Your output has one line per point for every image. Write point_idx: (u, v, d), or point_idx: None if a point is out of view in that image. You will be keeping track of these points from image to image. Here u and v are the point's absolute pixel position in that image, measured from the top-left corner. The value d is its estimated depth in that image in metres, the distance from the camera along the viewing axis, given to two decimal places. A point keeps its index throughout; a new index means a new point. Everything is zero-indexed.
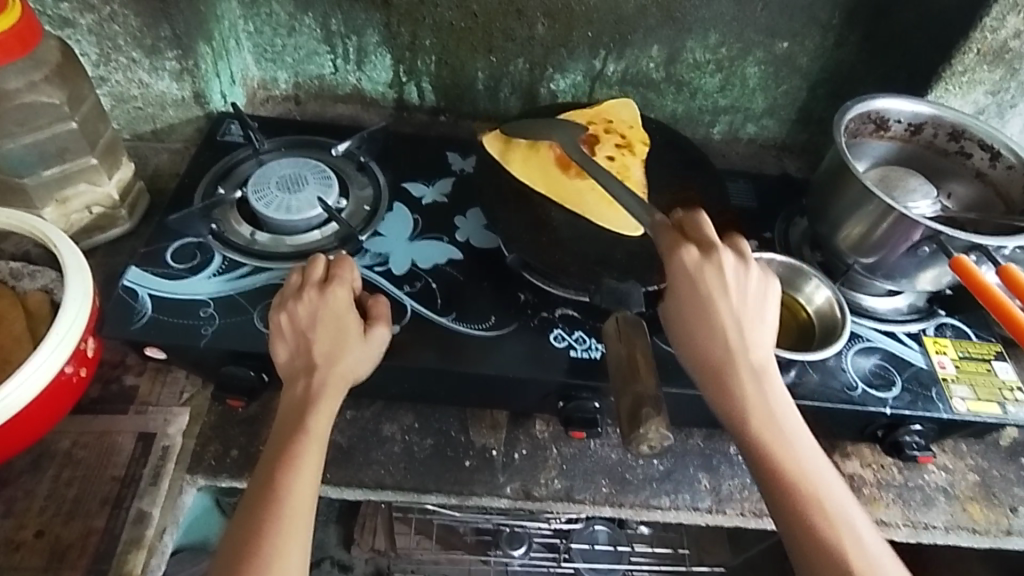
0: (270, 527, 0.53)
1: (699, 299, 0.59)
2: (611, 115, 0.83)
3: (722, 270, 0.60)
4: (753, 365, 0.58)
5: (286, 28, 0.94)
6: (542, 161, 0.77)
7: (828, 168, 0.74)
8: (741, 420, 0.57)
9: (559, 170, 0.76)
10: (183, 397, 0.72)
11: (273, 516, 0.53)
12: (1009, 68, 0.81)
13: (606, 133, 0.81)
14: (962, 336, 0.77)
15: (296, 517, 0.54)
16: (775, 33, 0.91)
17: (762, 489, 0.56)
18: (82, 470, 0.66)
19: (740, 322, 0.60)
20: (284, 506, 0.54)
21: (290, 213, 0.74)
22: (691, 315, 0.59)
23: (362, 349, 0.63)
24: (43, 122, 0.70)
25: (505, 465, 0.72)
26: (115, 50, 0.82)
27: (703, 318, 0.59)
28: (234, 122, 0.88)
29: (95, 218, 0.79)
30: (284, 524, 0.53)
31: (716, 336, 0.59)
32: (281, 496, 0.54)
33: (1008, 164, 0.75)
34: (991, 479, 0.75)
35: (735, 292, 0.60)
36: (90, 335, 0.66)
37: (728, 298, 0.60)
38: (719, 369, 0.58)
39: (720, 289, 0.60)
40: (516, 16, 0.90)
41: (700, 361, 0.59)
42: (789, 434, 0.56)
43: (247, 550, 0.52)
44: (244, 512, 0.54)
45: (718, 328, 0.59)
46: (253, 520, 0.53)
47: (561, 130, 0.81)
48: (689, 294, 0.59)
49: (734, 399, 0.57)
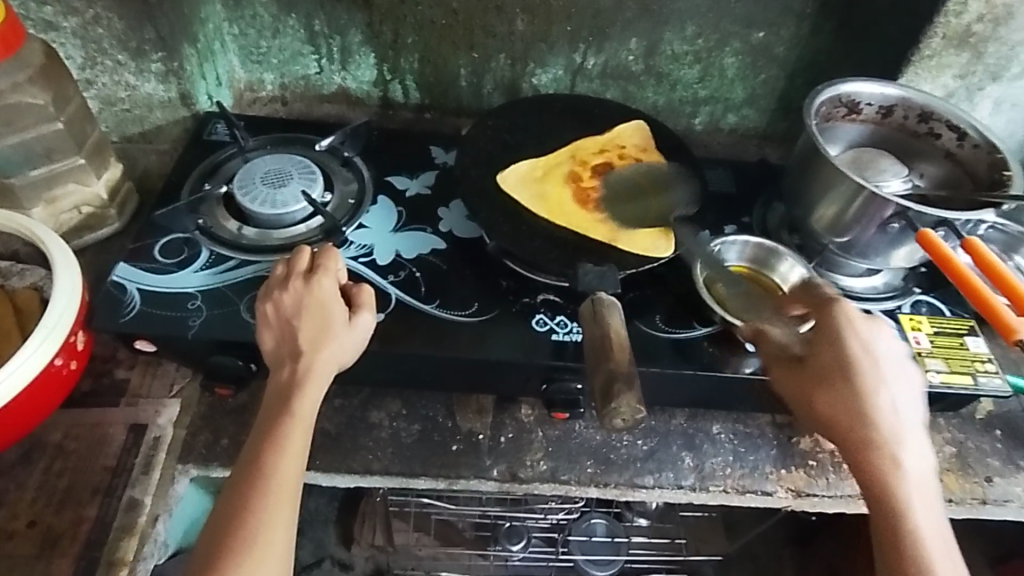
0: (255, 504, 0.55)
1: (839, 361, 0.59)
2: (623, 141, 0.84)
3: (865, 335, 0.60)
4: (899, 428, 0.57)
5: (271, 29, 0.96)
6: (565, 193, 0.77)
7: (800, 151, 0.76)
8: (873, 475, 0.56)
9: (579, 203, 0.77)
10: (173, 389, 0.73)
11: (258, 492, 0.56)
12: (975, 51, 0.83)
13: (621, 158, 0.82)
14: (937, 312, 0.79)
15: (281, 497, 0.56)
16: (750, 23, 0.93)
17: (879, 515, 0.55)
18: (73, 461, 0.68)
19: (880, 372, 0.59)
20: (270, 486, 0.56)
21: (276, 207, 0.76)
22: (822, 375, 0.59)
23: (346, 335, 0.64)
24: (29, 122, 0.71)
25: (491, 448, 0.73)
26: (100, 53, 0.84)
27: (847, 383, 0.58)
28: (220, 122, 0.90)
29: (84, 218, 0.81)
30: (269, 502, 0.56)
31: (860, 396, 0.58)
32: (267, 475, 0.56)
33: (974, 144, 0.77)
34: (967, 451, 0.77)
35: (880, 356, 0.60)
36: (79, 328, 0.67)
37: (874, 360, 0.59)
38: (867, 423, 0.57)
39: (865, 355, 0.59)
40: (495, 12, 0.92)
41: (832, 419, 0.58)
42: (917, 491, 0.56)
43: (235, 526, 0.54)
44: (231, 488, 0.57)
45: (865, 392, 0.58)
46: (238, 497, 0.56)
47: (575, 162, 0.81)
48: (831, 358, 0.59)
49: (872, 447, 0.57)
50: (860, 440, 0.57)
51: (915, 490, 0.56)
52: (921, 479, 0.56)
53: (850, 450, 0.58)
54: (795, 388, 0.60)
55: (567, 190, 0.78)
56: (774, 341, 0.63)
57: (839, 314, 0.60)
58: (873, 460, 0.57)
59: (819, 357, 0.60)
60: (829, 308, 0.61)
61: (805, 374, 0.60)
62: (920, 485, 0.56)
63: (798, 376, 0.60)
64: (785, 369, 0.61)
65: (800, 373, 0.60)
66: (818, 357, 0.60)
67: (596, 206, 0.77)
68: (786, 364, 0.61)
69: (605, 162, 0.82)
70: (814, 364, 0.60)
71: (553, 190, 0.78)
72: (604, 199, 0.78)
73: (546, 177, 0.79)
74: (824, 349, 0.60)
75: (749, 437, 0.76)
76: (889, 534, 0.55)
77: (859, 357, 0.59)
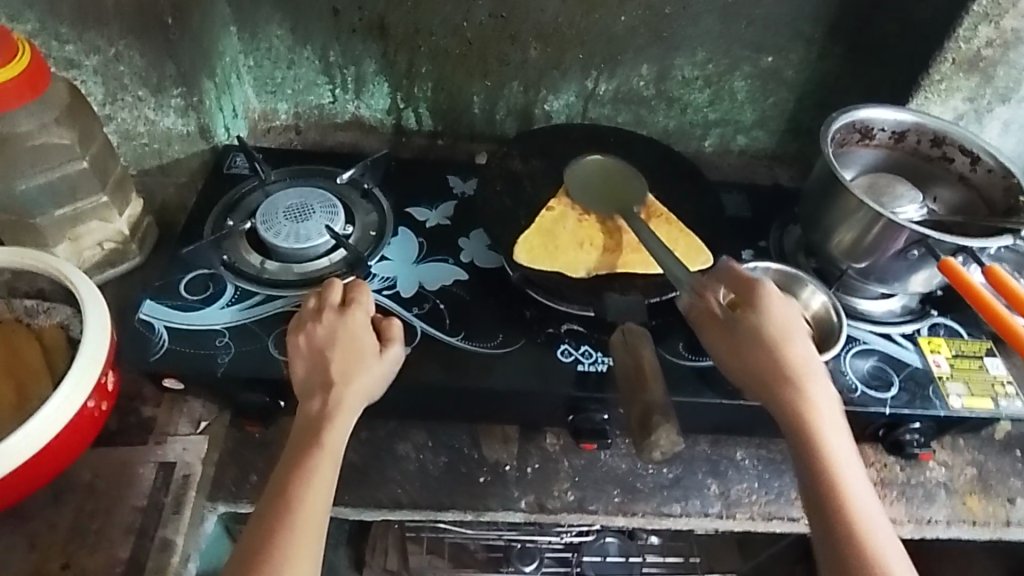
0: (280, 537, 0.55)
1: (763, 350, 0.61)
2: (628, 193, 0.81)
3: (788, 307, 0.63)
4: (829, 420, 0.59)
5: (286, 60, 0.97)
6: (573, 254, 0.74)
7: (818, 177, 0.77)
8: (821, 470, 0.57)
9: (580, 246, 0.75)
10: (200, 425, 0.73)
11: (282, 525, 0.56)
12: (984, 75, 0.85)
13: (614, 195, 0.81)
14: (954, 335, 0.80)
15: (307, 530, 0.56)
16: (760, 48, 0.95)
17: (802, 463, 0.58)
18: (104, 501, 0.67)
19: (776, 334, 0.61)
20: (296, 518, 0.56)
21: (299, 241, 0.76)
22: (730, 339, 0.62)
23: (376, 367, 0.65)
24: (55, 162, 0.72)
25: (518, 479, 0.73)
26: (120, 89, 0.83)
27: (782, 386, 0.60)
28: (240, 155, 0.90)
29: (107, 253, 0.81)
30: (295, 535, 0.56)
31: (803, 394, 0.60)
32: (292, 508, 0.57)
33: (988, 168, 0.77)
34: (988, 473, 0.78)
35: (805, 348, 0.62)
36: (110, 368, 0.67)
37: (792, 334, 0.62)
38: (789, 382, 0.60)
39: (789, 325, 0.62)
40: (509, 41, 0.94)
41: (761, 378, 0.60)
42: (857, 484, 0.57)
43: (260, 558, 0.54)
44: (257, 520, 0.57)
45: (772, 350, 0.61)
46: (264, 529, 0.56)
47: (583, 198, 0.80)
48: (762, 362, 0.61)
49: (800, 405, 0.59)
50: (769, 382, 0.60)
51: (857, 487, 0.57)
52: (846, 446, 0.59)
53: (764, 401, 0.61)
54: (733, 349, 0.62)
55: (581, 256, 0.74)
56: (714, 313, 0.64)
57: (769, 290, 0.64)
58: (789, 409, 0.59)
59: (774, 328, 0.62)
60: (762, 286, 0.64)
61: (735, 341, 0.62)
62: (856, 476, 0.57)
63: (717, 350, 0.63)
64: (713, 333, 0.63)
65: (736, 336, 0.62)
66: (740, 325, 0.62)
67: (580, 244, 0.75)
68: (706, 340, 0.64)
69: (605, 201, 0.80)
70: (732, 329, 0.62)
71: (582, 252, 0.75)
72: (593, 236, 0.76)
73: (581, 242, 0.75)
74: (748, 317, 0.62)
75: (773, 462, 0.77)
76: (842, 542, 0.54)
77: (779, 326, 0.62)
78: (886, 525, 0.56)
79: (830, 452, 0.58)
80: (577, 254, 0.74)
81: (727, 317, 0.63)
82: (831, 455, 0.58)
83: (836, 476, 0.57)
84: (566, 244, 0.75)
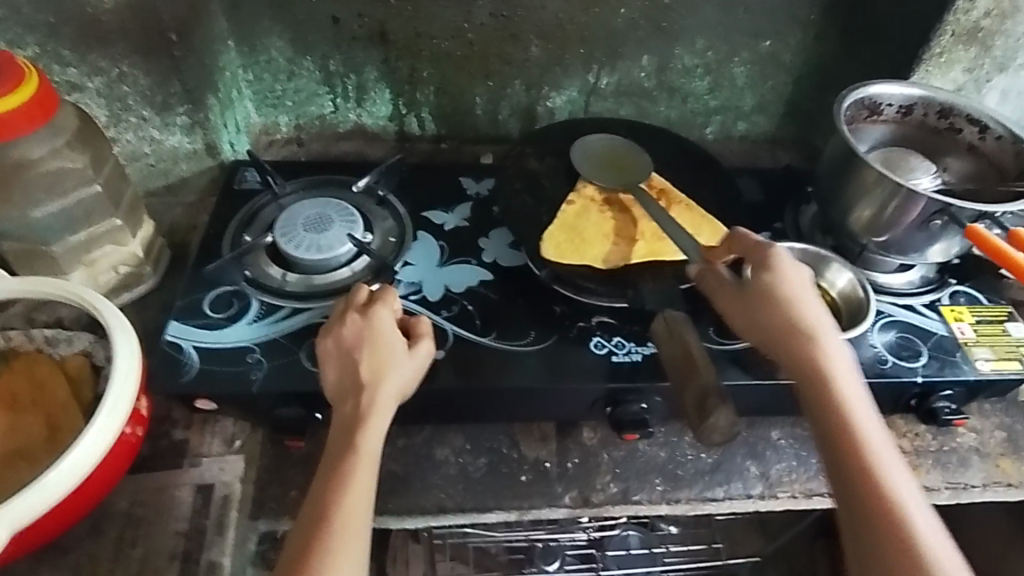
0: (319, 546, 0.54)
1: (771, 306, 0.61)
2: (644, 174, 0.81)
3: (799, 268, 0.63)
4: (842, 370, 0.58)
5: (286, 73, 0.96)
6: (601, 246, 0.75)
7: (832, 155, 0.77)
8: (833, 415, 0.56)
9: (606, 236, 0.75)
10: (235, 443, 0.72)
11: (321, 533, 0.55)
12: (983, 46, 0.87)
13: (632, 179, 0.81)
14: (975, 301, 0.81)
15: (346, 537, 0.55)
16: (758, 33, 0.95)
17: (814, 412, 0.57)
18: (144, 528, 0.66)
19: (788, 291, 0.62)
20: (334, 525, 0.55)
21: (321, 251, 0.76)
22: (741, 299, 0.63)
23: (407, 363, 0.64)
24: (69, 188, 0.70)
25: (560, 475, 0.73)
26: (125, 110, 0.83)
27: (792, 338, 0.60)
28: (250, 168, 0.89)
29: (122, 277, 0.79)
30: (333, 542, 0.54)
31: (814, 344, 0.59)
32: (330, 517, 0.55)
33: (997, 136, 0.79)
34: (1017, 434, 0.79)
35: (816, 303, 0.62)
36: (142, 394, 0.66)
37: (803, 290, 0.62)
38: (800, 334, 0.60)
39: (801, 284, 0.62)
40: (511, 40, 0.94)
41: (773, 330, 0.61)
42: (874, 431, 0.55)
43: (301, 569, 0.53)
44: (298, 531, 0.56)
45: (782, 304, 0.61)
46: (304, 540, 0.55)
47: (602, 186, 0.80)
48: (770, 318, 0.61)
49: (812, 355, 0.59)
50: (779, 336, 0.60)
51: (875, 435, 0.55)
52: (863, 395, 0.58)
53: (778, 356, 0.61)
54: (741, 308, 0.63)
55: (609, 247, 0.75)
56: (723, 279, 0.65)
57: (777, 250, 0.64)
58: (802, 360, 0.59)
59: (784, 286, 0.62)
60: (773, 247, 0.65)
61: (746, 301, 0.63)
62: (871, 421, 0.56)
63: (729, 311, 0.64)
64: (726, 297, 0.64)
65: (746, 295, 0.63)
66: (751, 285, 0.63)
67: (606, 235, 0.76)
68: (720, 304, 0.65)
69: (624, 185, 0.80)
70: (744, 289, 0.63)
71: (609, 242, 0.75)
72: (618, 225, 0.76)
73: (607, 233, 0.76)
74: (758, 277, 0.63)
75: (808, 440, 0.77)
76: (853, 483, 0.53)
77: (790, 283, 0.62)
78: (908, 475, 0.53)
79: (842, 400, 0.56)
80: (606, 246, 0.75)
81: (740, 281, 0.64)
82: (842, 401, 0.56)
83: (850, 421, 0.55)
84: (592, 236, 0.75)
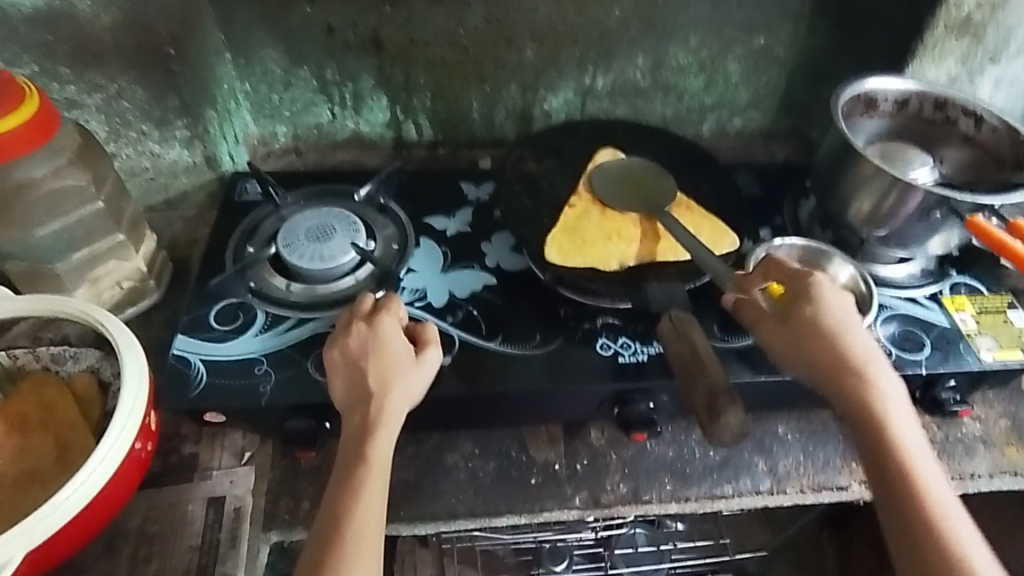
0: (333, 558, 0.54)
1: (819, 339, 0.62)
2: (642, 177, 0.82)
3: (841, 298, 0.64)
4: (894, 405, 0.60)
5: (282, 83, 0.96)
6: (604, 246, 0.75)
7: (829, 151, 0.78)
8: (890, 453, 0.58)
9: (608, 237, 0.76)
10: (244, 456, 0.72)
11: (335, 545, 0.55)
12: (975, 37, 0.88)
13: (630, 182, 0.82)
14: (976, 291, 0.82)
15: (360, 549, 0.55)
16: (751, 30, 0.96)
17: (869, 450, 0.59)
18: (157, 544, 0.66)
19: (835, 325, 0.62)
20: (347, 537, 0.55)
21: (325, 261, 0.76)
22: (787, 333, 0.63)
23: (415, 372, 0.64)
24: (71, 206, 0.71)
25: (570, 477, 0.74)
26: (124, 125, 0.83)
27: (843, 373, 0.61)
28: (249, 182, 0.90)
29: (126, 292, 0.79)
30: (347, 554, 0.55)
31: (864, 379, 0.61)
32: (343, 529, 0.56)
33: (993, 126, 0.79)
34: (1021, 421, 0.79)
35: (860, 333, 0.63)
36: (151, 410, 0.66)
37: (849, 322, 0.63)
38: (850, 370, 0.61)
39: (845, 315, 0.63)
40: (505, 44, 0.94)
41: (822, 365, 0.61)
42: (925, 465, 0.58)
43: None
44: (312, 544, 0.56)
45: (831, 340, 0.62)
46: (318, 552, 0.55)
47: (601, 189, 0.81)
48: (818, 351, 0.62)
49: (864, 391, 0.60)
50: (830, 372, 0.61)
51: (928, 469, 0.58)
52: (914, 427, 0.60)
53: (825, 389, 0.62)
54: (786, 341, 0.63)
55: (612, 247, 0.75)
56: (762, 309, 0.65)
57: (820, 280, 0.65)
58: (854, 397, 0.60)
59: (831, 320, 0.62)
60: (814, 277, 0.65)
61: (792, 335, 0.63)
62: (924, 456, 0.59)
63: (771, 342, 0.64)
64: (768, 328, 0.64)
65: (793, 330, 0.63)
66: (796, 319, 0.63)
67: (608, 235, 0.76)
68: (760, 334, 0.65)
69: (623, 188, 0.81)
70: (790, 323, 0.63)
71: (612, 242, 0.75)
72: (620, 226, 0.77)
73: (609, 233, 0.76)
74: (802, 310, 0.63)
75: (815, 434, 0.78)
76: (913, 522, 0.55)
77: (836, 317, 0.63)
78: (959, 507, 0.57)
79: (895, 436, 0.59)
80: (609, 247, 0.75)
81: (782, 313, 0.64)
82: (896, 438, 0.59)
83: (906, 459, 0.58)
84: (594, 236, 0.76)
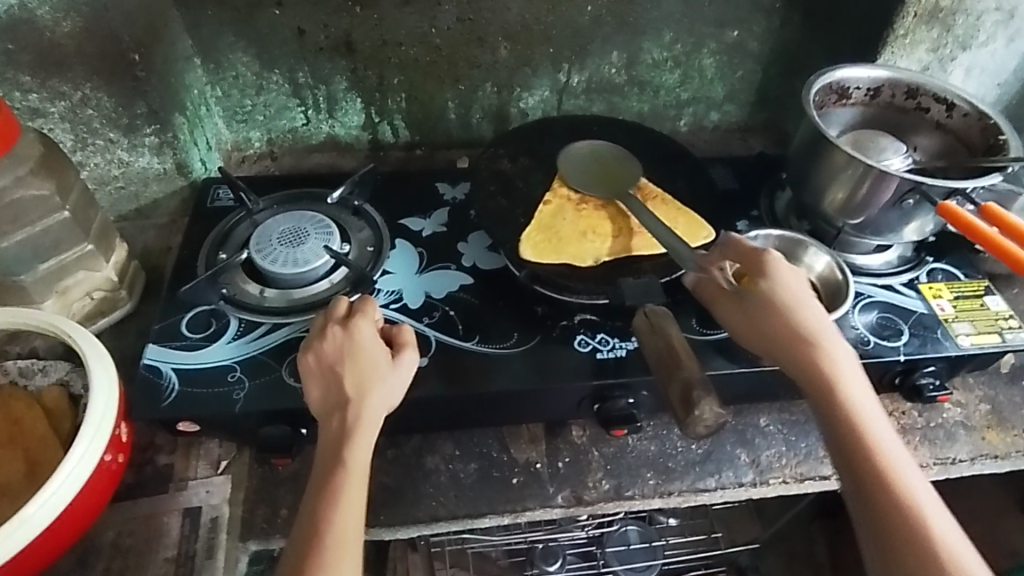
0: (312, 565, 0.53)
1: (772, 315, 0.61)
2: (617, 175, 0.82)
3: (795, 274, 0.63)
4: (848, 374, 0.58)
5: (254, 87, 0.95)
6: (579, 243, 0.75)
7: (802, 141, 0.78)
8: (846, 424, 0.56)
9: (583, 234, 0.75)
10: (221, 465, 0.71)
11: (314, 552, 0.54)
12: (944, 25, 0.88)
13: (605, 180, 0.82)
14: (952, 277, 0.82)
15: (341, 555, 0.54)
16: (723, 24, 0.96)
17: (824, 420, 0.58)
18: (132, 557, 0.65)
19: (786, 299, 0.61)
20: (327, 542, 0.54)
21: (298, 266, 0.75)
22: (743, 311, 0.63)
23: (392, 376, 0.64)
24: (36, 216, 0.69)
25: (552, 475, 0.73)
26: (91, 134, 0.81)
27: (796, 344, 0.60)
28: (222, 186, 0.89)
29: (96, 303, 0.79)
30: (327, 561, 0.53)
31: (817, 348, 0.59)
32: (322, 535, 0.55)
33: (963, 112, 0.79)
34: (1001, 406, 0.80)
35: (815, 307, 0.62)
36: (122, 420, 0.65)
37: (802, 296, 0.62)
38: (804, 342, 0.60)
39: (799, 290, 0.62)
40: (477, 43, 0.93)
41: (774, 338, 0.61)
42: (885, 436, 0.56)
43: None
44: (289, 551, 0.55)
45: (783, 313, 0.61)
46: (297, 560, 0.54)
47: (576, 187, 0.80)
48: (771, 325, 0.61)
49: (816, 361, 0.59)
50: (783, 344, 0.60)
51: (884, 436, 0.56)
52: (872, 398, 0.58)
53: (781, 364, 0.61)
54: (743, 318, 0.63)
55: (587, 244, 0.75)
56: (721, 287, 0.65)
57: (772, 254, 0.64)
58: (808, 368, 0.59)
59: (783, 294, 0.62)
60: (767, 252, 0.64)
61: (747, 311, 0.63)
62: (880, 422, 0.57)
63: (729, 320, 0.64)
64: (726, 305, 0.64)
65: (747, 307, 0.63)
66: (749, 296, 0.63)
67: (583, 233, 0.75)
68: (720, 314, 0.65)
69: (598, 186, 0.81)
70: (743, 300, 0.63)
71: (587, 239, 0.75)
72: (594, 224, 0.77)
73: (584, 230, 0.76)
74: (755, 286, 0.63)
75: (796, 424, 0.77)
76: (871, 491, 0.53)
77: (788, 290, 0.62)
78: (920, 475, 0.54)
79: (852, 406, 0.57)
80: (585, 244, 0.75)
81: (738, 291, 0.64)
82: (851, 405, 0.57)
83: (861, 426, 0.56)
84: (570, 234, 0.75)
